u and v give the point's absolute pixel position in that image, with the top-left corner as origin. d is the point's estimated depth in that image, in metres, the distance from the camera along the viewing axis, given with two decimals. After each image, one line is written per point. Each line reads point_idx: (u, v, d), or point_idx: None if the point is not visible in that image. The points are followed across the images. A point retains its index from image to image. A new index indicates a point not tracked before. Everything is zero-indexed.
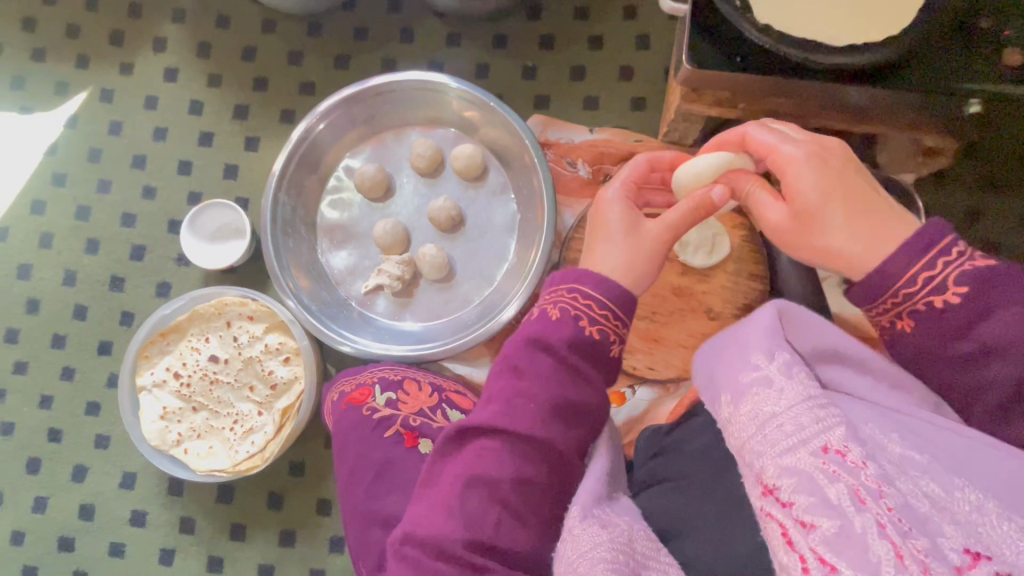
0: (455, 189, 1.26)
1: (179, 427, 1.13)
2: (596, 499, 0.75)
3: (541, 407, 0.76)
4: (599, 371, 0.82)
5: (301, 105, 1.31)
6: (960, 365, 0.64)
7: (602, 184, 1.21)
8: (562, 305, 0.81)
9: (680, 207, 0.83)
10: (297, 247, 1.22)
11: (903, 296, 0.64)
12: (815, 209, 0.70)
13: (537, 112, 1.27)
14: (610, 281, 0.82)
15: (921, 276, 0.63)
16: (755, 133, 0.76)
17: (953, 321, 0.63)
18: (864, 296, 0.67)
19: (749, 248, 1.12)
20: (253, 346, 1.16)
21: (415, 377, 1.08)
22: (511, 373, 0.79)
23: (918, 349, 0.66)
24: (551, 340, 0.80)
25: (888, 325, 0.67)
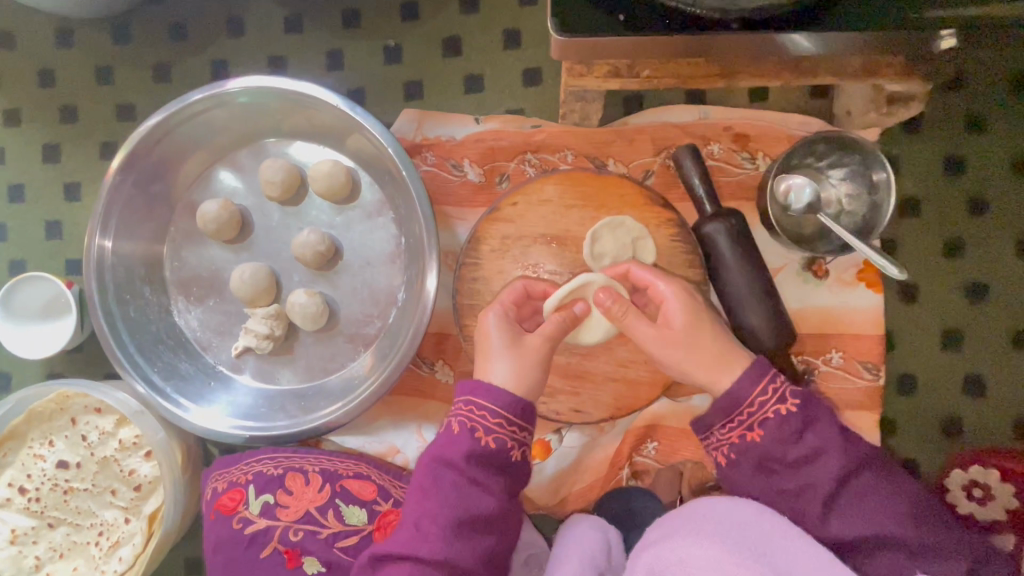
0: (323, 215, 1.03)
1: (35, 549, 0.96)
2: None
3: (444, 526, 0.73)
4: (505, 478, 0.78)
5: (124, 133, 1.06)
6: (792, 470, 0.74)
7: (497, 186, 0.99)
8: (458, 418, 0.78)
9: (552, 318, 0.83)
10: (142, 314, 1.00)
11: (750, 410, 0.75)
12: (681, 337, 0.79)
13: (409, 105, 1.02)
14: (502, 394, 0.78)
15: (760, 399, 0.75)
16: (637, 270, 0.85)
17: (789, 428, 0.73)
18: (725, 409, 0.76)
19: (681, 250, 0.91)
20: (106, 444, 0.97)
21: (300, 468, 0.92)
22: (417, 492, 0.76)
23: (757, 456, 0.75)
24: (451, 456, 0.76)
25: (737, 439, 0.75)
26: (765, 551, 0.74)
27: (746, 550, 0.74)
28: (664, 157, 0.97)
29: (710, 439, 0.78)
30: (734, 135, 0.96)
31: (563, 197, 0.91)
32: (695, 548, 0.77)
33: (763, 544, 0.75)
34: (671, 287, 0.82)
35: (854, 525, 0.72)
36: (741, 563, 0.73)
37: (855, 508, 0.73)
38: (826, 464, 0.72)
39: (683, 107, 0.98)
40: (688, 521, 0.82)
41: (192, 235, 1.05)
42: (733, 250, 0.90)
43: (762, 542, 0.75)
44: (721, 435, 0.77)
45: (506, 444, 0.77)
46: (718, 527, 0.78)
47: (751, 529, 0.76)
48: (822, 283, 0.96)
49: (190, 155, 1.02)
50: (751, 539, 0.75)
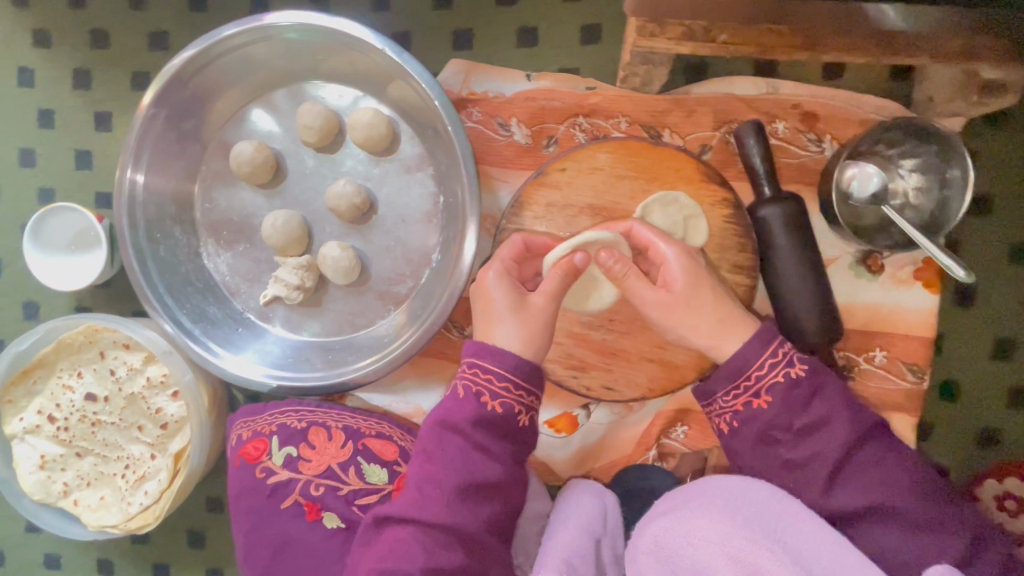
0: (359, 167, 0.99)
1: (63, 476, 0.98)
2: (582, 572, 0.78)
3: (448, 491, 0.72)
4: (512, 445, 0.76)
5: (156, 64, 1.01)
6: (795, 440, 0.72)
7: (544, 150, 0.94)
8: (464, 382, 0.76)
9: (551, 275, 0.79)
10: (171, 254, 0.99)
11: (754, 378, 0.73)
12: (680, 298, 0.78)
13: (457, 55, 0.96)
14: (508, 355, 0.76)
15: (763, 365, 0.73)
16: (638, 229, 0.81)
17: (796, 397, 0.71)
18: (727, 377, 0.75)
19: (734, 233, 0.86)
20: (134, 380, 0.97)
21: (322, 423, 0.93)
22: (421, 456, 0.75)
23: (762, 425, 0.73)
24: (456, 420, 0.75)
25: (743, 407, 0.74)
26: (777, 527, 0.72)
27: (755, 525, 0.73)
28: (725, 132, 0.91)
29: (714, 407, 0.77)
30: (803, 114, 0.89)
31: (615, 165, 0.87)
32: (700, 522, 0.77)
33: (775, 522, 0.73)
34: (675, 249, 0.80)
35: (855, 496, 0.70)
36: (753, 541, 0.73)
37: (859, 478, 0.71)
38: (832, 433, 0.70)
39: (750, 78, 0.91)
40: (697, 493, 0.81)
41: (223, 176, 1.02)
42: (788, 237, 0.85)
43: (773, 518, 0.73)
44: (725, 402, 0.75)
45: (513, 410, 0.75)
46: (726, 501, 0.77)
47: (762, 505, 0.74)
48: (875, 279, 0.92)
49: (225, 92, 0.98)
50: (760, 514, 0.74)
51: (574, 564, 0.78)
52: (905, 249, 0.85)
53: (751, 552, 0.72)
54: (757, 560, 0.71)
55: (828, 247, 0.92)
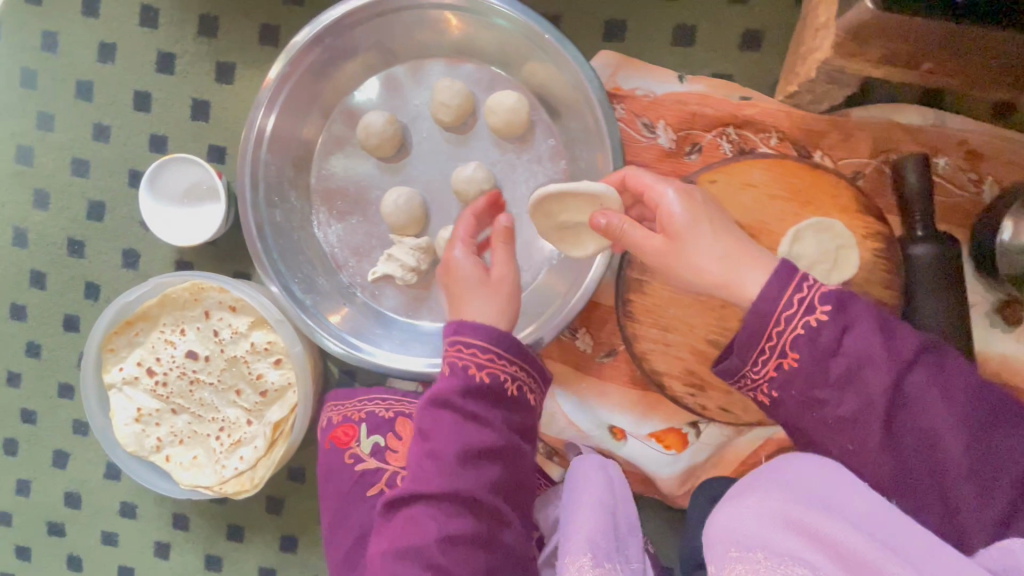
0: (488, 152, 0.95)
1: (157, 431, 0.97)
2: (608, 547, 0.79)
3: (448, 463, 0.68)
4: (506, 410, 0.72)
5: (288, 19, 0.97)
6: (838, 397, 0.59)
7: (686, 157, 0.90)
8: (447, 358, 0.73)
9: (500, 254, 0.83)
10: (286, 220, 0.96)
11: (781, 323, 0.61)
12: (684, 233, 0.72)
13: (607, 46, 0.92)
14: (486, 324, 0.73)
15: (784, 313, 0.61)
16: (634, 174, 0.77)
17: (827, 342, 0.59)
18: (745, 347, 0.63)
19: (881, 268, 0.83)
20: (237, 344, 0.96)
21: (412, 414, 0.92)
22: (420, 433, 0.72)
23: (801, 386, 0.61)
24: (447, 395, 0.71)
25: (772, 368, 0.62)
26: (845, 500, 0.62)
27: (821, 497, 0.63)
28: (881, 161, 0.87)
29: (745, 380, 0.66)
30: (967, 152, 0.86)
31: (769, 184, 0.83)
32: (755, 501, 0.66)
33: (840, 491, 0.63)
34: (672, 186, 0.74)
35: (905, 443, 0.59)
36: (811, 507, 0.61)
37: (908, 421, 0.58)
38: (872, 375, 0.58)
39: (916, 108, 0.87)
40: (751, 487, 0.71)
41: (343, 143, 0.99)
42: (935, 278, 0.82)
43: (842, 489, 0.62)
44: (757, 371, 0.64)
45: (499, 378, 0.72)
46: (779, 481, 0.68)
47: (828, 484, 0.64)
48: (1010, 332, 0.89)
49: (358, 56, 0.94)
50: (822, 487, 0.64)
51: (598, 542, 0.78)
52: None
53: (818, 520, 0.60)
54: (834, 529, 0.59)
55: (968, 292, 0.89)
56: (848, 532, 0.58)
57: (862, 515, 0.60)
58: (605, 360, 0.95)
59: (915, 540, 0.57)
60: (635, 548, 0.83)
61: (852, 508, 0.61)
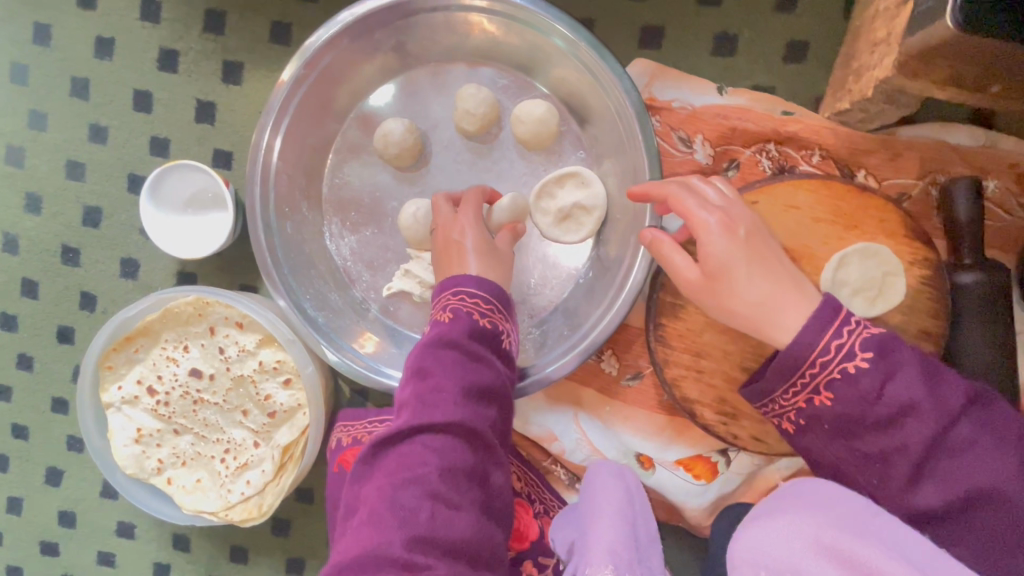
0: (513, 163, 0.90)
1: (158, 453, 0.92)
2: (628, 557, 0.81)
3: (454, 395, 0.64)
4: (503, 358, 0.72)
5: (301, 16, 0.91)
6: (876, 434, 0.64)
7: (723, 174, 0.85)
8: (448, 307, 0.72)
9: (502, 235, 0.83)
10: (297, 232, 0.90)
11: (817, 365, 0.65)
12: (726, 266, 0.69)
13: (642, 53, 0.86)
14: (489, 281, 0.74)
15: (822, 357, 0.64)
16: (676, 194, 0.72)
17: (868, 386, 0.63)
18: (784, 371, 0.67)
19: (928, 297, 0.79)
20: (244, 362, 0.90)
21: None
22: (416, 376, 0.66)
23: (833, 419, 0.66)
24: (450, 335, 0.68)
25: (806, 403, 0.67)
26: (871, 520, 0.66)
27: (845, 517, 0.67)
28: (927, 183, 0.83)
29: (772, 405, 0.70)
30: (1019, 175, 0.81)
31: (814, 207, 0.79)
32: (779, 520, 0.72)
33: (868, 512, 0.67)
34: (716, 217, 0.70)
35: (947, 485, 0.63)
36: (840, 531, 0.66)
37: (950, 467, 0.63)
38: (920, 417, 0.62)
39: (966, 127, 0.83)
40: (773, 506, 0.76)
41: (357, 149, 0.93)
42: (981, 310, 0.79)
43: (867, 511, 0.67)
44: (786, 398, 0.68)
45: (499, 327, 0.72)
46: (803, 500, 0.73)
47: (851, 506, 0.68)
48: None
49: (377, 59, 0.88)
50: (844, 506, 0.69)
51: (618, 551, 0.81)
52: None
53: (843, 542, 0.65)
54: (861, 554, 0.63)
55: None
56: (875, 557, 0.62)
57: (888, 533, 0.64)
58: (630, 383, 0.91)
59: (939, 564, 0.61)
60: (654, 556, 0.85)
61: (881, 530, 0.65)
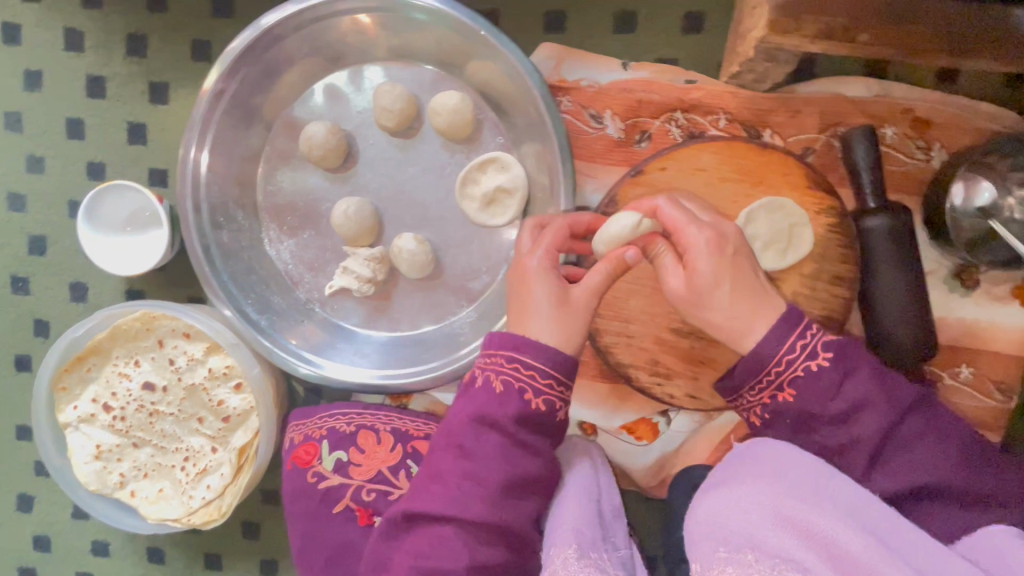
0: (436, 154, 0.93)
1: (120, 467, 0.94)
2: (593, 534, 0.75)
3: (492, 490, 0.69)
4: (547, 439, 0.74)
5: (219, 32, 0.93)
6: (834, 428, 0.66)
7: (636, 145, 0.89)
8: (502, 377, 0.72)
9: (600, 269, 0.76)
10: (235, 240, 0.93)
11: (780, 367, 0.68)
12: (707, 285, 0.71)
13: (548, 38, 0.90)
14: (555, 352, 0.73)
15: (788, 358, 0.67)
16: (666, 210, 0.76)
17: (826, 383, 0.66)
18: (745, 374, 0.70)
19: (836, 244, 0.83)
20: (194, 371, 0.93)
21: (373, 427, 0.93)
22: (457, 453, 0.71)
23: (796, 416, 0.68)
24: (498, 417, 0.71)
25: (769, 399, 0.69)
26: (833, 491, 0.62)
27: (805, 486, 0.63)
28: (830, 135, 0.86)
29: (740, 401, 0.73)
30: (914, 119, 0.85)
31: (720, 167, 0.82)
32: (734, 488, 0.66)
33: (833, 487, 0.62)
34: (705, 234, 0.72)
35: (900, 476, 0.64)
36: (804, 503, 0.61)
37: (902, 460, 0.64)
38: (872, 416, 0.64)
39: (860, 80, 0.86)
40: (726, 474, 0.70)
41: (287, 156, 0.95)
42: (894, 251, 0.82)
43: (829, 481, 0.63)
44: (752, 396, 0.71)
45: (555, 405, 0.73)
46: (757, 466, 0.68)
47: (811, 471, 0.64)
48: (968, 295, 0.90)
49: (295, 67, 0.91)
50: (804, 473, 0.64)
51: (584, 529, 0.74)
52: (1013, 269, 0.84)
53: (809, 517, 0.59)
54: (827, 529, 0.58)
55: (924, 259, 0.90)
56: (839, 534, 0.57)
57: (851, 505, 0.61)
58: None
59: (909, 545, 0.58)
60: (619, 534, 0.80)
61: (844, 500, 0.61)
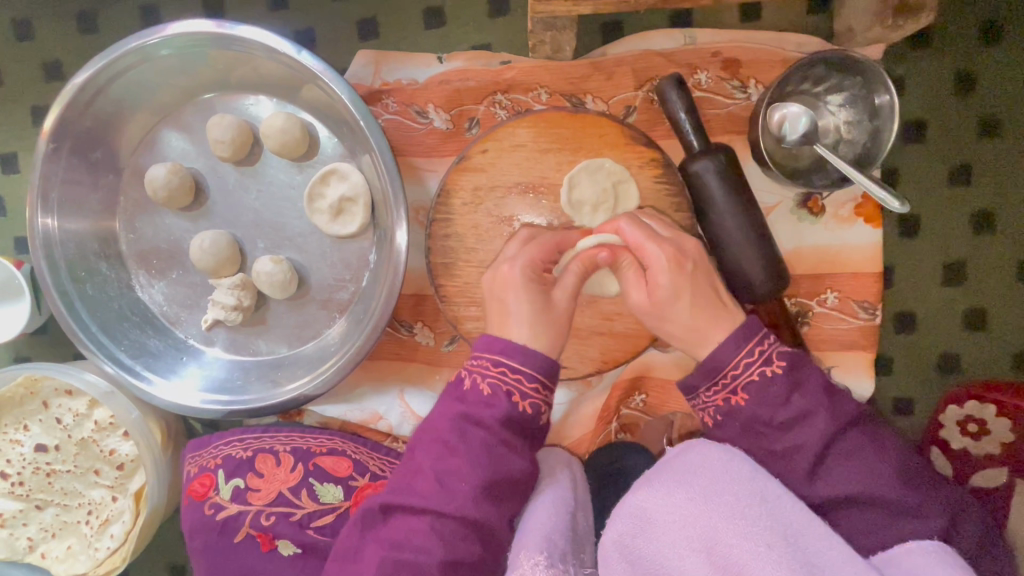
0: (282, 174, 0.95)
1: (27, 531, 0.96)
2: (564, 547, 0.71)
3: (472, 487, 0.65)
4: (533, 441, 0.71)
5: (53, 97, 1.03)
6: (779, 433, 0.67)
7: (467, 133, 0.91)
8: (487, 380, 0.69)
9: (573, 271, 0.76)
10: (101, 292, 0.94)
11: (732, 376, 0.69)
12: (664, 300, 0.73)
13: (365, 45, 0.97)
14: (537, 354, 0.69)
15: (735, 368, 0.68)
16: (626, 228, 0.75)
17: (776, 393, 0.67)
18: (708, 371, 0.70)
19: (667, 193, 0.84)
20: (82, 425, 0.95)
21: (271, 449, 0.89)
22: (440, 449, 0.67)
23: (744, 420, 0.69)
24: (483, 417, 0.67)
25: (723, 401, 0.69)
26: (756, 513, 0.65)
27: (728, 512, 0.66)
28: (647, 90, 0.88)
29: (696, 400, 0.72)
30: (724, 61, 0.87)
31: (538, 139, 0.84)
32: (662, 510, 0.70)
33: (759, 505, 0.66)
34: (666, 251, 0.73)
35: (841, 486, 0.66)
36: (724, 517, 0.66)
37: (837, 468, 0.66)
38: (815, 424, 0.66)
39: (667, 32, 0.88)
40: (666, 471, 0.74)
41: (144, 205, 0.96)
42: (724, 191, 0.80)
43: (753, 500, 0.66)
44: (707, 397, 0.71)
45: (540, 409, 0.69)
46: (692, 482, 0.70)
47: (743, 483, 0.67)
48: (817, 221, 0.90)
49: (130, 117, 0.93)
50: (730, 495, 0.67)
51: (555, 540, 0.71)
52: (842, 186, 0.82)
53: (721, 533, 0.65)
54: (741, 559, 0.63)
55: (768, 194, 0.90)
56: (745, 555, 0.63)
57: (776, 523, 0.64)
58: (449, 349, 0.95)
59: (827, 560, 0.61)
60: (588, 549, 0.78)
61: (767, 520, 0.64)
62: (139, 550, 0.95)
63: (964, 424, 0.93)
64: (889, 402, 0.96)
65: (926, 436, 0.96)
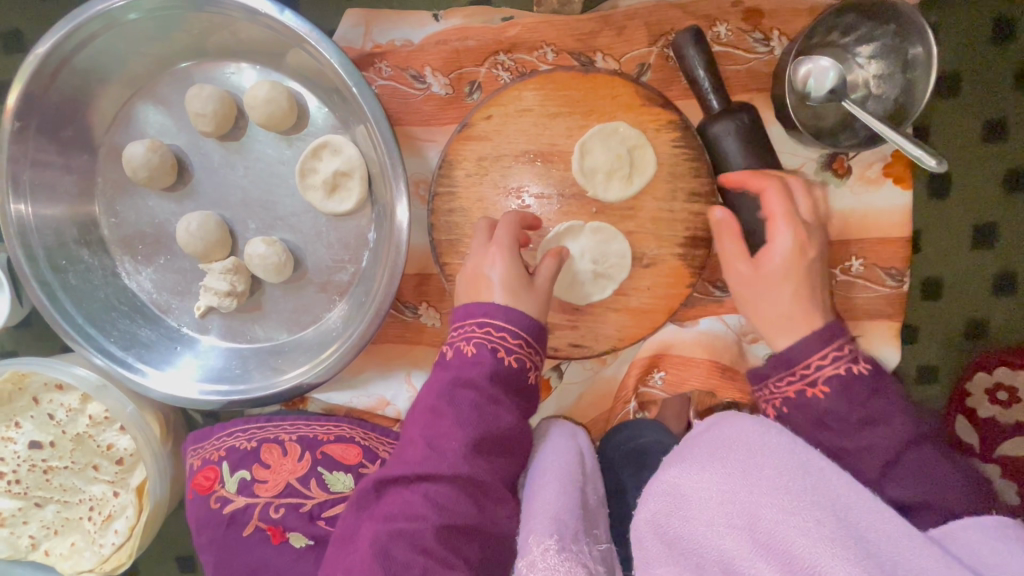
0: (270, 149, 0.88)
1: (29, 529, 0.93)
2: (575, 526, 0.67)
3: (462, 445, 0.63)
4: (523, 402, 0.69)
5: (16, 71, 0.96)
6: (851, 430, 0.63)
7: (468, 98, 0.85)
8: (469, 344, 0.67)
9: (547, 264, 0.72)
10: (84, 281, 0.89)
11: (812, 367, 0.64)
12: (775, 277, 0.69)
13: (352, 5, 0.91)
14: (521, 313, 0.68)
15: (819, 360, 0.64)
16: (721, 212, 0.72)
17: (858, 389, 0.63)
18: (780, 361, 0.66)
19: (686, 157, 0.77)
20: (77, 420, 0.91)
21: (279, 437, 0.86)
22: (430, 415, 0.65)
23: (816, 415, 0.64)
24: (470, 376, 0.66)
25: (796, 393, 0.65)
26: (801, 487, 0.59)
27: (770, 487, 0.59)
28: (662, 45, 0.82)
29: (762, 392, 0.68)
30: (744, 12, 0.81)
31: (545, 103, 0.77)
32: (697, 485, 0.64)
33: (801, 479, 0.59)
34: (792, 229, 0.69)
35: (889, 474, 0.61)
36: (765, 492, 0.59)
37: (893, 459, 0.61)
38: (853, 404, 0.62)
39: None
40: (696, 448, 0.69)
41: (124, 186, 0.90)
42: (745, 151, 0.74)
43: (797, 474, 0.60)
44: (775, 387, 0.67)
45: (525, 366, 0.68)
46: (727, 455, 0.65)
47: (779, 456, 0.62)
48: (843, 183, 0.85)
49: (100, 90, 0.86)
50: (771, 468, 0.61)
51: (565, 520, 0.67)
52: (870, 147, 0.76)
53: (761, 508, 0.58)
54: (787, 535, 0.55)
55: (791, 154, 0.85)
56: (792, 533, 0.55)
57: (823, 497, 0.57)
58: None
59: (878, 534, 0.55)
60: (601, 523, 0.75)
61: (812, 494, 0.58)
62: (143, 545, 0.92)
63: (992, 394, 0.93)
64: (912, 370, 0.93)
65: (953, 404, 0.94)
